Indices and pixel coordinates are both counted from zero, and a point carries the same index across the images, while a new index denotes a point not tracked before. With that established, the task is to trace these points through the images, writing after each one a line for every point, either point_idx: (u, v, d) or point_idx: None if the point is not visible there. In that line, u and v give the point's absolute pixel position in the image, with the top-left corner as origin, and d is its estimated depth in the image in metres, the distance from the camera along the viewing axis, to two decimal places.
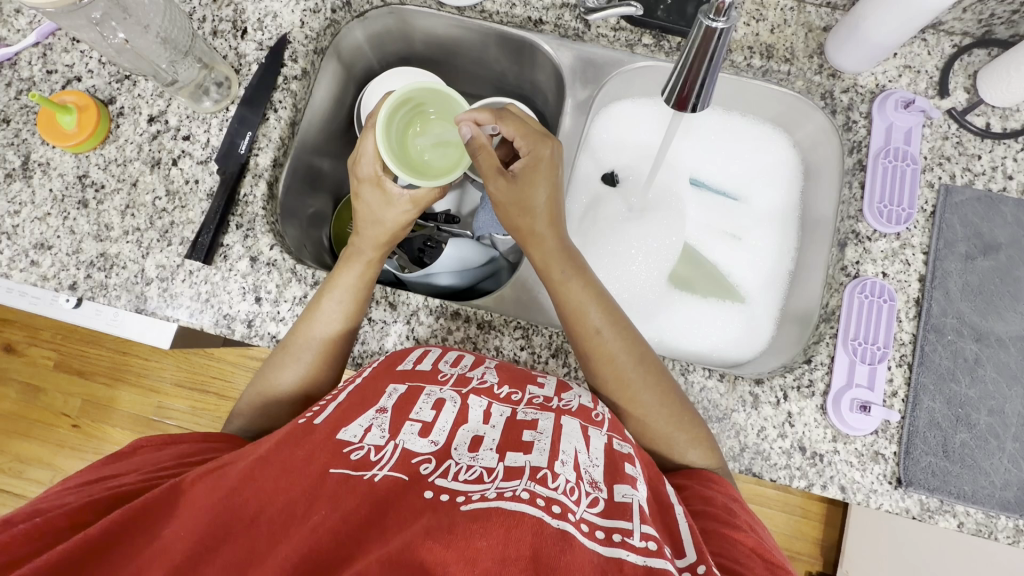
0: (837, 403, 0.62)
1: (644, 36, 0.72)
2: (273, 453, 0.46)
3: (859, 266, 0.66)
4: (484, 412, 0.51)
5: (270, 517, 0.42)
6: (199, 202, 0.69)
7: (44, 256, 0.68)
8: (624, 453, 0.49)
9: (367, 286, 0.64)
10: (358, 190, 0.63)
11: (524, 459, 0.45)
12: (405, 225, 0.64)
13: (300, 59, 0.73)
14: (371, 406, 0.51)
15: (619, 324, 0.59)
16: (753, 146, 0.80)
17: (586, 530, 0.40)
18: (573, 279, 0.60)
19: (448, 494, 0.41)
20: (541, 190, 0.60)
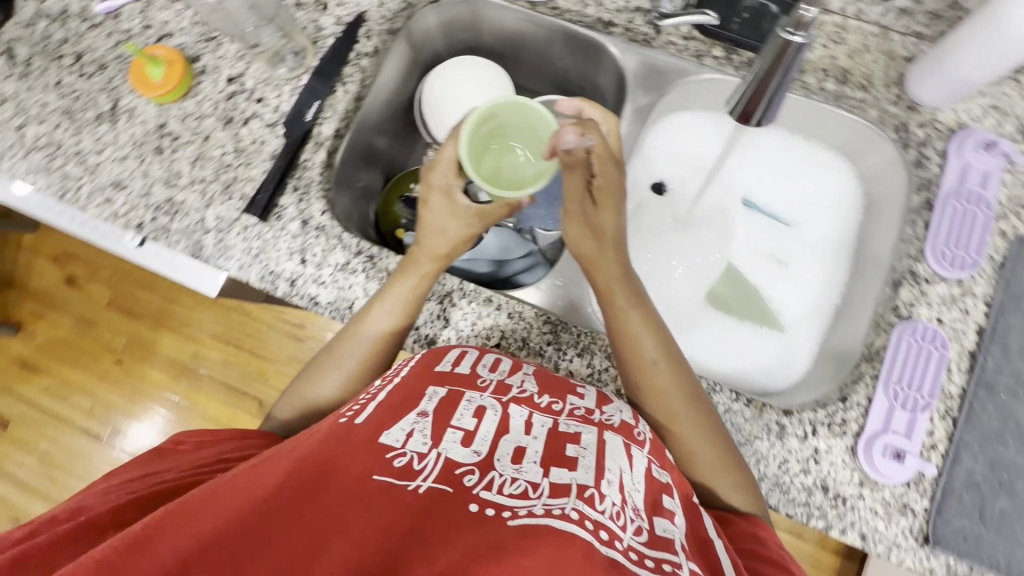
0: (868, 445, 0.59)
1: (715, 48, 0.72)
2: (314, 454, 0.47)
3: (912, 308, 0.63)
4: (526, 422, 0.52)
5: (312, 519, 0.42)
6: (263, 162, 0.72)
7: (118, 194, 0.73)
8: (662, 482, 0.50)
9: (419, 297, 0.64)
10: (426, 198, 0.65)
11: (570, 476, 0.45)
12: (466, 239, 0.66)
13: (373, 37, 0.76)
14: (412, 409, 0.52)
15: (673, 358, 0.61)
16: (813, 174, 0.78)
17: (635, 558, 0.40)
18: (633, 309, 0.62)
19: (494, 509, 0.42)
20: (610, 216, 0.65)
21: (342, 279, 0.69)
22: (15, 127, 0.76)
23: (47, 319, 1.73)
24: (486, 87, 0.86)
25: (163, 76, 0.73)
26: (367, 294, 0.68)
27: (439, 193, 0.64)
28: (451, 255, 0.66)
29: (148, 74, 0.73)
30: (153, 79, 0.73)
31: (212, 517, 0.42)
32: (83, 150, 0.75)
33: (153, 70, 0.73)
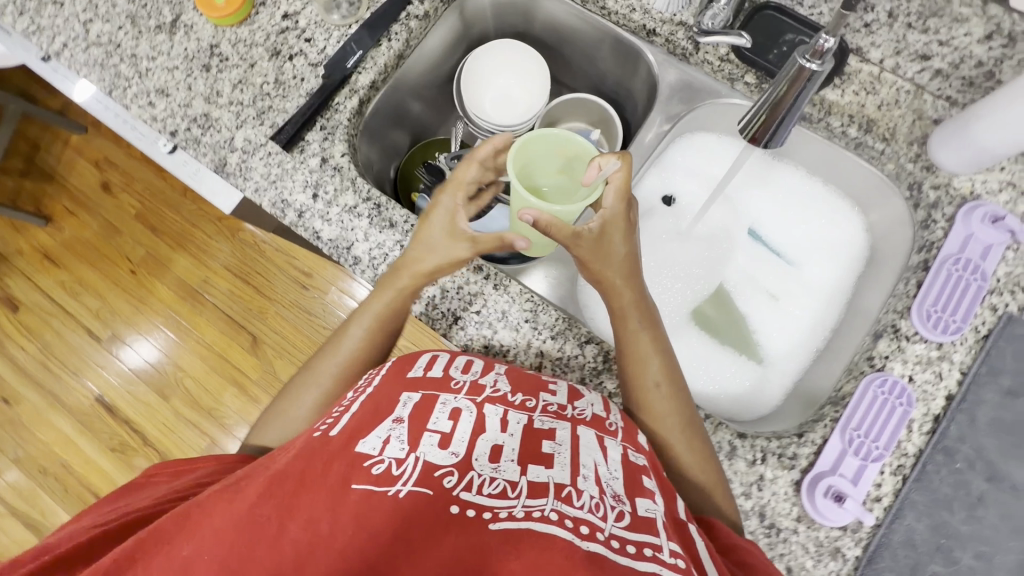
0: (812, 483, 0.60)
1: (748, 74, 0.72)
2: (291, 469, 0.45)
3: (887, 360, 0.63)
4: (501, 421, 0.54)
5: (294, 538, 0.40)
6: (298, 98, 0.76)
7: (160, 100, 0.77)
8: (637, 465, 0.53)
9: (393, 315, 0.67)
10: (427, 216, 0.67)
11: (546, 475, 0.48)
12: (457, 262, 0.65)
13: (426, 3, 0.79)
14: (386, 417, 0.52)
15: (675, 382, 0.63)
16: (822, 217, 0.79)
17: (616, 546, 0.41)
18: (645, 332, 0.65)
19: (474, 510, 0.43)
20: (619, 242, 0.66)
21: (347, 221, 0.72)
22: (83, 21, 0.81)
23: (76, 218, 1.81)
24: (522, 78, 0.90)
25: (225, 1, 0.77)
26: (366, 238, 0.71)
27: (442, 212, 0.66)
28: (434, 276, 0.65)
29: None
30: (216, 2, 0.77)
31: (188, 542, 0.40)
32: (139, 54, 0.79)
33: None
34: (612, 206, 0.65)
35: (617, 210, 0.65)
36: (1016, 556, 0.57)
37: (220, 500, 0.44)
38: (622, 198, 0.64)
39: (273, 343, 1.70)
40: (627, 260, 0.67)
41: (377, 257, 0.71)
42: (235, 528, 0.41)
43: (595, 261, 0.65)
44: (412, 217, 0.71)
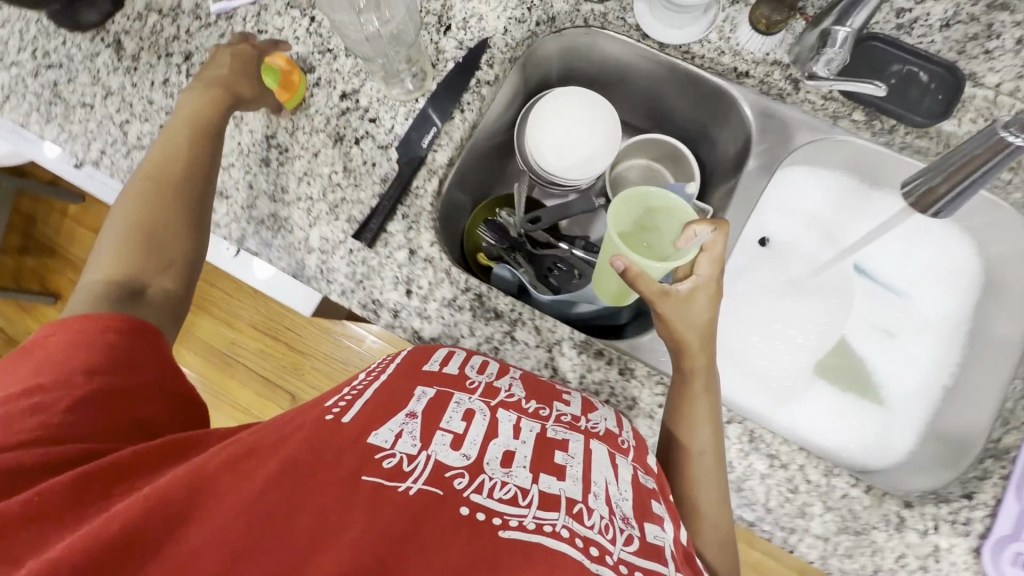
0: (995, 549, 0.56)
1: (856, 111, 0.69)
2: (301, 455, 0.41)
3: None
4: (513, 426, 0.50)
5: (301, 526, 0.37)
6: (372, 186, 0.70)
7: (220, 204, 0.71)
8: (649, 489, 0.49)
9: (207, 125, 0.65)
10: (216, 58, 0.70)
11: (558, 487, 0.42)
12: (240, 78, 0.68)
13: (495, 66, 0.73)
14: (398, 411, 0.48)
15: (721, 454, 0.58)
16: (928, 242, 0.75)
17: (625, 573, 0.37)
18: (703, 398, 0.58)
19: (485, 514, 0.39)
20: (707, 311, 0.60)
21: (448, 316, 0.66)
22: (119, 122, 0.74)
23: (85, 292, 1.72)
24: (589, 126, 0.84)
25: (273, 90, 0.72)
26: (473, 333, 0.66)
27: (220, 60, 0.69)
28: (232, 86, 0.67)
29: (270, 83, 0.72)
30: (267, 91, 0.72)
31: (200, 526, 0.37)
32: None
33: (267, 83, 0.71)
34: (707, 273, 0.60)
35: (710, 279, 0.60)
36: None
37: (228, 477, 0.40)
38: (717, 267, 0.60)
39: (312, 399, 1.64)
40: (693, 322, 0.59)
41: (487, 352, 0.66)
42: (247, 512, 0.37)
43: (673, 321, 0.59)
44: (519, 304, 0.66)
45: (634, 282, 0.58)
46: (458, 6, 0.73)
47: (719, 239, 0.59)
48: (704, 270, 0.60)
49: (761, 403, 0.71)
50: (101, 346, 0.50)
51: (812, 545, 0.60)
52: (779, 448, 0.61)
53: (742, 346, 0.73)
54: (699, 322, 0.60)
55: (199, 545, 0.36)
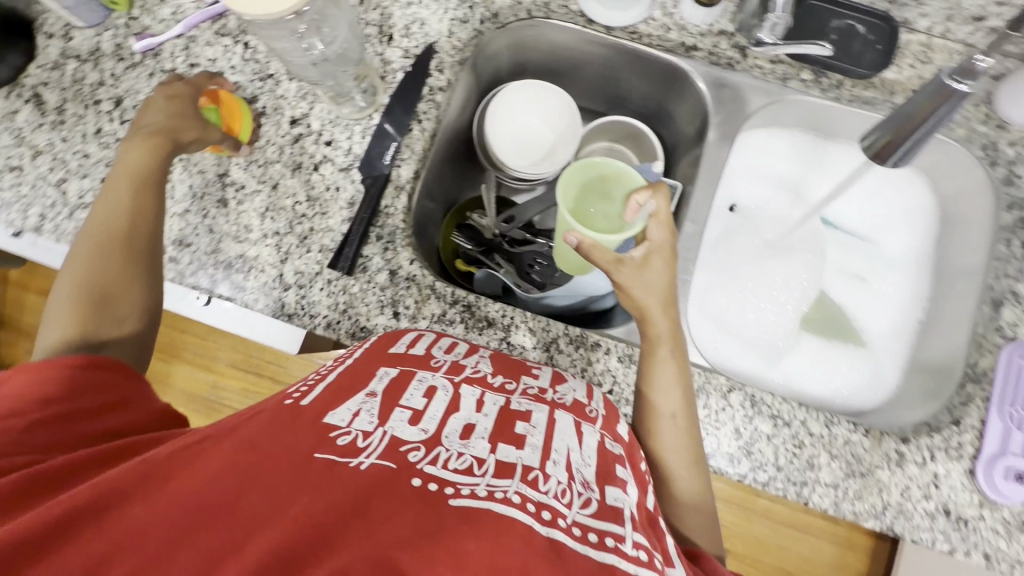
0: (988, 467, 0.60)
1: (803, 71, 0.70)
2: (256, 441, 0.41)
3: (1017, 327, 0.64)
4: (477, 400, 0.50)
5: (248, 505, 0.37)
6: (340, 211, 0.68)
7: (182, 253, 0.68)
8: (615, 455, 0.50)
9: (155, 173, 0.59)
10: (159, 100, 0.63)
11: (516, 455, 0.44)
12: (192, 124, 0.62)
13: (445, 70, 0.71)
14: (360, 391, 0.49)
15: (690, 415, 0.59)
16: (888, 186, 0.78)
17: (578, 534, 0.38)
18: (671, 362, 0.59)
19: (437, 484, 0.39)
20: (664, 274, 0.61)
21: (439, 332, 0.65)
22: (55, 182, 0.69)
23: None
24: (547, 119, 0.84)
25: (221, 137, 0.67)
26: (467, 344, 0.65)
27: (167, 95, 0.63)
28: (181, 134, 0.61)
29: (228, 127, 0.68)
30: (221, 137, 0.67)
31: (144, 505, 0.37)
32: None
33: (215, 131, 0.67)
34: (658, 234, 0.61)
35: (661, 241, 0.61)
36: None
37: (182, 465, 0.40)
38: (665, 228, 0.60)
39: None
40: (653, 288, 0.60)
41: None
42: (193, 494, 0.37)
43: (635, 288, 0.60)
44: (510, 308, 0.66)
45: (591, 256, 0.59)
46: (398, 14, 0.72)
47: (660, 202, 0.60)
48: (653, 231, 0.61)
49: (755, 367, 0.74)
50: (69, 384, 0.46)
51: (825, 494, 0.61)
52: (780, 408, 0.63)
53: (730, 314, 0.74)
54: (658, 287, 0.61)
55: (139, 525, 0.35)
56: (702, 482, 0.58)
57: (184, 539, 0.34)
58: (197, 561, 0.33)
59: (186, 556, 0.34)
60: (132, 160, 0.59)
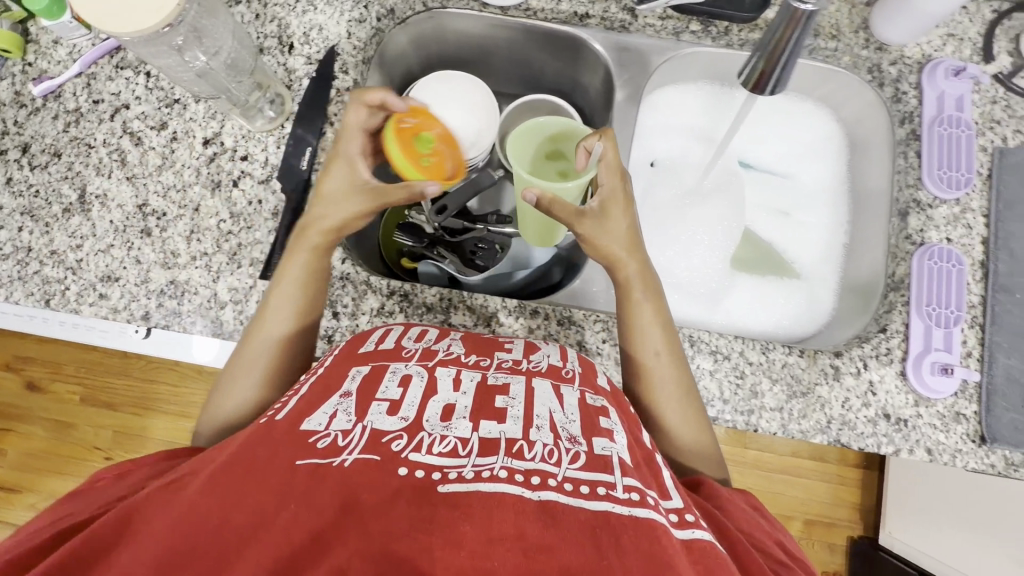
0: (917, 367, 0.63)
1: (691, 23, 0.73)
2: (234, 462, 0.42)
3: (923, 233, 0.67)
4: (454, 379, 0.52)
5: (237, 524, 0.38)
6: (266, 222, 0.68)
7: (112, 288, 0.67)
8: (597, 406, 0.51)
9: (316, 276, 0.62)
10: (328, 166, 0.64)
11: (499, 430, 0.46)
12: (358, 219, 0.63)
13: (350, 71, 0.72)
14: (335, 392, 0.49)
15: (674, 350, 0.61)
16: (795, 121, 0.81)
17: (570, 489, 0.41)
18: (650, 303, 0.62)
19: (424, 470, 0.42)
20: (621, 219, 0.62)
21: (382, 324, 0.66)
22: None
23: (13, 433, 1.53)
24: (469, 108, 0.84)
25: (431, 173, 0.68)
26: None
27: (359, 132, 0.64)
28: (343, 231, 0.63)
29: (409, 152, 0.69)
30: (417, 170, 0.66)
31: (129, 549, 0.38)
32: (58, 248, 0.68)
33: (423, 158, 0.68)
34: (611, 179, 0.61)
35: (617, 187, 0.62)
36: None
37: (164, 501, 0.41)
38: (615, 174, 0.61)
39: None
40: (620, 237, 0.62)
41: None
42: (178, 525, 0.38)
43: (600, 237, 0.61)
44: (445, 290, 0.67)
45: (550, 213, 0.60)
46: (295, 23, 0.73)
47: (608, 148, 0.61)
48: (606, 178, 0.61)
49: (694, 312, 0.76)
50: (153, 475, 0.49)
51: (772, 418, 0.64)
52: (718, 343, 0.65)
53: (664, 264, 0.77)
54: (625, 235, 0.62)
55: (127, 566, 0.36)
56: (698, 411, 0.60)
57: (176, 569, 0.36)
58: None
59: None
60: (300, 263, 0.61)
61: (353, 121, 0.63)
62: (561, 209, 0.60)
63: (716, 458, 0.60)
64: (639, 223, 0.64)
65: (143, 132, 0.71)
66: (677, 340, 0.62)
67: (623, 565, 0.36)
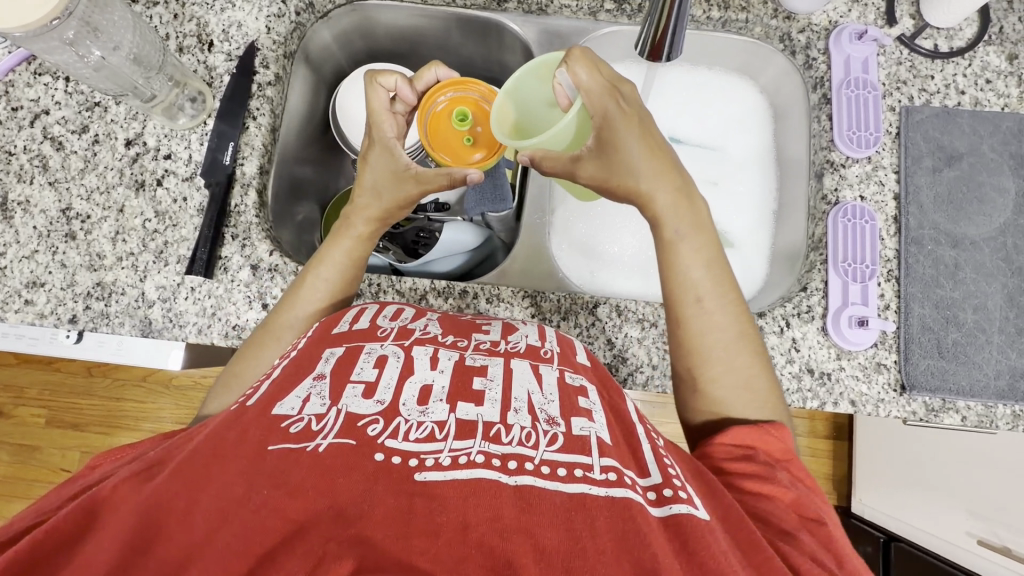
0: (835, 322, 0.65)
1: (605, 2, 0.75)
2: (202, 446, 0.42)
3: (837, 193, 0.69)
4: (431, 358, 0.52)
5: (206, 508, 0.38)
6: (191, 219, 0.68)
7: (37, 294, 0.67)
8: (576, 386, 0.51)
9: (354, 260, 0.67)
10: (368, 153, 0.68)
11: (476, 413, 0.46)
12: (399, 207, 0.68)
13: (271, 65, 0.73)
14: (307, 375, 0.49)
15: (718, 293, 0.55)
16: (720, 94, 0.82)
17: (547, 471, 0.42)
18: (688, 237, 0.56)
19: (400, 457, 0.42)
20: (632, 145, 0.55)
21: None
22: None
23: None
24: None
25: (482, 150, 0.74)
26: None
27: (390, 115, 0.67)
28: (385, 220, 0.69)
29: (452, 135, 0.74)
30: (467, 158, 0.74)
31: (96, 539, 0.37)
32: None
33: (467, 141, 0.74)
34: (600, 102, 0.54)
35: (612, 110, 0.54)
36: (1001, 293, 0.66)
37: (128, 489, 0.40)
38: (604, 91, 0.54)
39: None
40: (636, 167, 0.55)
41: None
42: (145, 509, 0.38)
43: (611, 176, 0.56)
44: (375, 277, 0.69)
45: (547, 170, 0.58)
46: (214, 20, 0.73)
47: (578, 69, 0.53)
48: (591, 103, 0.54)
49: (633, 287, 0.77)
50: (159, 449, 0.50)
51: None
52: (645, 311, 0.67)
53: (595, 242, 0.79)
54: (639, 163, 0.55)
55: (93, 553, 0.36)
56: (755, 359, 0.55)
57: (144, 550, 0.37)
58: (167, 564, 0.36)
59: (151, 562, 0.36)
60: (344, 247, 0.67)
61: (378, 103, 0.67)
62: (554, 160, 0.57)
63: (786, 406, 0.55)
64: (655, 144, 0.57)
65: (63, 137, 0.70)
66: (728, 280, 0.57)
67: (597, 545, 0.37)
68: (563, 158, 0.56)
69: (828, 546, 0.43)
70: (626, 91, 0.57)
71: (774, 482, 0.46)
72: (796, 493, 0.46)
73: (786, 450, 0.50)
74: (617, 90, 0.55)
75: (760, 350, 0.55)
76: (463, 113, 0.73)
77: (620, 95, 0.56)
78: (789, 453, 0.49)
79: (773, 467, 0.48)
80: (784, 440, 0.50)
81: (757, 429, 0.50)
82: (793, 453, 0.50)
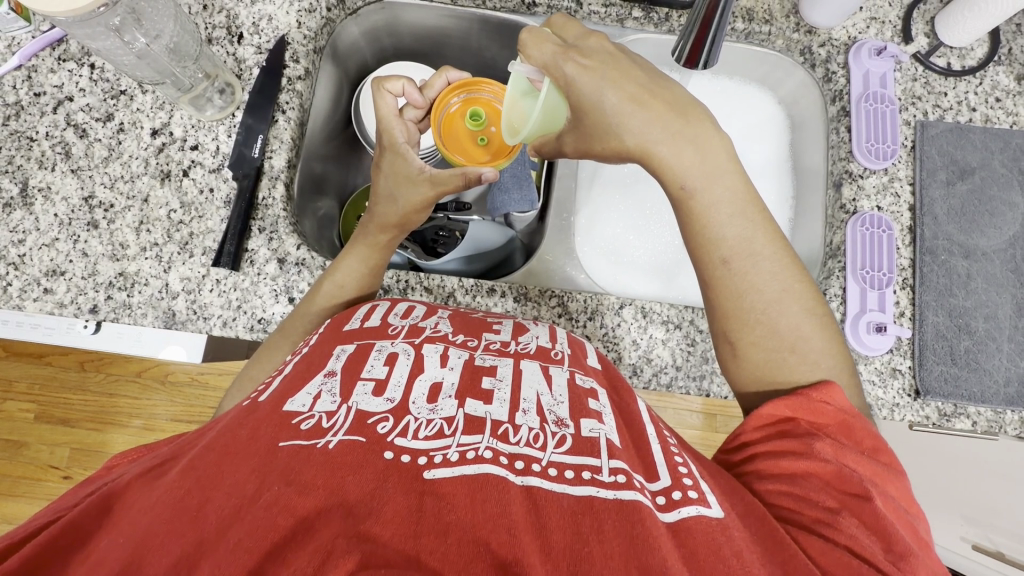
0: (853, 328, 0.67)
1: (634, 9, 0.77)
2: (214, 445, 0.42)
3: (856, 202, 0.71)
4: (441, 355, 0.52)
5: (219, 505, 0.37)
6: (217, 211, 0.68)
7: (57, 282, 0.65)
8: (586, 387, 0.52)
9: (372, 264, 0.67)
10: (380, 162, 0.69)
11: (484, 410, 0.47)
12: (414, 209, 0.68)
13: (301, 60, 0.73)
14: (318, 372, 0.49)
15: (748, 252, 0.55)
16: (742, 103, 0.83)
17: (555, 473, 0.43)
18: (699, 191, 0.55)
19: (410, 454, 0.42)
20: (607, 100, 0.54)
21: None
22: None
23: None
24: None
25: (493, 152, 0.76)
26: None
27: (397, 119, 0.68)
28: (402, 224, 0.69)
29: (465, 135, 0.75)
30: (479, 158, 0.75)
31: (109, 535, 0.37)
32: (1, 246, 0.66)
33: (481, 141, 0.75)
34: (557, 70, 0.55)
35: (572, 73, 0.54)
36: (1010, 303, 0.69)
37: (143, 488, 0.40)
38: (559, 52, 0.55)
39: None
40: (615, 124, 0.55)
41: None
42: (159, 506, 0.38)
43: (596, 141, 0.57)
44: (402, 274, 0.70)
45: (548, 154, 0.65)
46: (244, 12, 0.72)
47: (529, 52, 0.56)
48: (551, 76, 0.56)
49: (653, 288, 0.79)
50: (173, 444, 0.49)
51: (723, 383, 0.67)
52: (669, 314, 0.68)
53: (618, 244, 0.80)
54: (617, 119, 0.55)
55: (105, 551, 0.36)
56: (801, 314, 0.54)
57: (153, 549, 0.35)
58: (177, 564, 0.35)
59: (161, 559, 0.35)
60: (358, 249, 0.67)
61: (385, 112, 0.68)
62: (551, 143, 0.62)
63: (845, 367, 0.54)
64: (636, 93, 0.55)
65: (87, 125, 0.69)
66: (762, 234, 0.56)
67: (604, 551, 0.38)
68: (551, 139, 0.62)
69: (869, 524, 0.42)
70: (590, 48, 0.56)
71: (811, 456, 0.47)
72: (837, 467, 0.46)
73: (836, 412, 0.49)
74: (573, 51, 0.55)
75: (806, 307, 0.55)
76: (478, 113, 0.74)
77: (580, 52, 0.55)
78: (841, 415, 0.49)
79: (813, 439, 0.48)
80: (832, 401, 0.50)
81: (800, 398, 0.50)
82: (847, 412, 0.49)
